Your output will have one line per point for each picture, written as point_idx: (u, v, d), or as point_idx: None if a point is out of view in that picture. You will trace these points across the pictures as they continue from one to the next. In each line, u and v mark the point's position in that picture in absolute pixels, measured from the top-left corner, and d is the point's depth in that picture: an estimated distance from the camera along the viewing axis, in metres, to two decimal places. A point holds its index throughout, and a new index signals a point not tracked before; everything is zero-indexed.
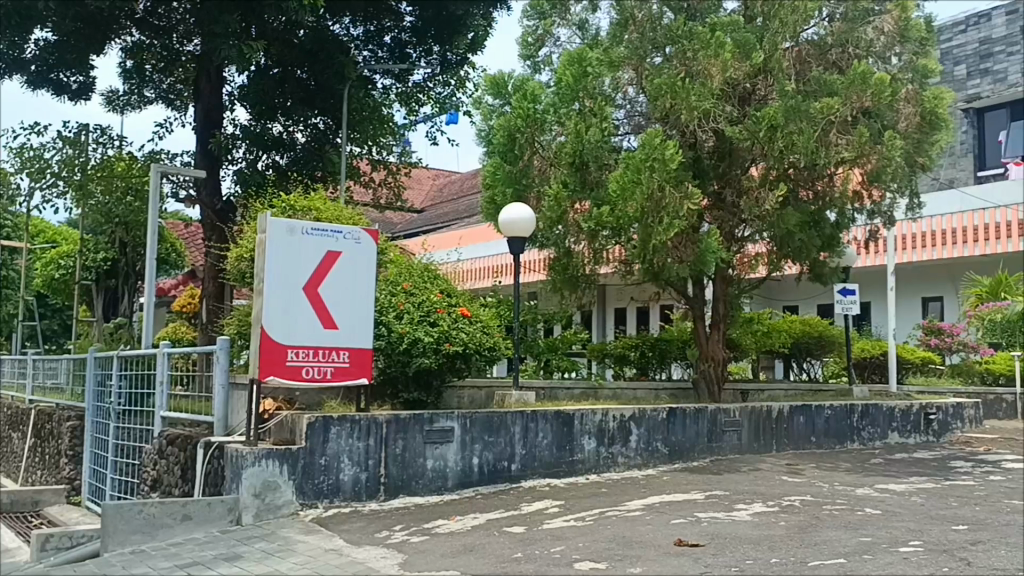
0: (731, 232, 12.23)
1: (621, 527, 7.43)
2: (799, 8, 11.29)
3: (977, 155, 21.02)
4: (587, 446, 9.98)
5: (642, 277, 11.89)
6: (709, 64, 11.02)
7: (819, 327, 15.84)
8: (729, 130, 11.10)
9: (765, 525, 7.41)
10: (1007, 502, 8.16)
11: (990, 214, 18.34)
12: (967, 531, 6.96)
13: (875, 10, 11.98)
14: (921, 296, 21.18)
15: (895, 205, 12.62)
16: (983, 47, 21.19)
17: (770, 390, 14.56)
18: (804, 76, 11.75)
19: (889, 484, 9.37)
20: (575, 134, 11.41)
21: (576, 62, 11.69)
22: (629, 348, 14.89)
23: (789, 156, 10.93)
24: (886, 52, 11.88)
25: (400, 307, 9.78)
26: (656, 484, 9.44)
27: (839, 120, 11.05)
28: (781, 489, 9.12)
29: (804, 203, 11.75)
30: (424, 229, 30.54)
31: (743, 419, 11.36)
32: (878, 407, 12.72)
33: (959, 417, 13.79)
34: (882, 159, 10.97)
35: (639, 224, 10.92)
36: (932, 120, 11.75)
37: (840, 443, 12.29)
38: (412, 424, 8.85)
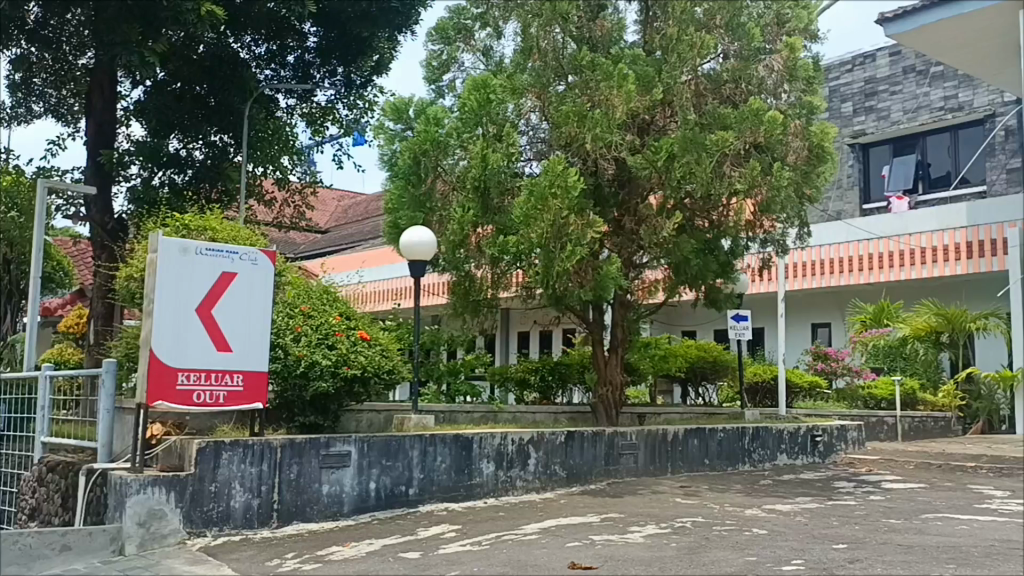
0: (630, 259, 12.55)
1: (516, 551, 7.46)
2: (697, 44, 11.68)
3: (862, 189, 22.16)
4: (485, 470, 10.01)
5: (545, 302, 12.04)
6: (611, 95, 11.28)
7: (714, 352, 16.28)
8: (630, 160, 11.38)
9: (657, 546, 7.56)
10: (884, 521, 8.54)
11: (873, 245, 19.32)
12: (846, 549, 7.25)
13: (767, 49, 12.39)
14: (810, 322, 22.05)
15: (785, 234, 13.06)
16: (869, 86, 22.17)
17: (666, 414, 14.85)
18: (701, 110, 12.00)
19: (776, 504, 9.70)
20: (480, 159, 11.46)
21: (480, 88, 11.73)
22: (530, 372, 14.99)
23: (685, 185, 11.31)
24: (777, 90, 12.21)
25: (297, 329, 9.70)
26: (553, 508, 9.51)
27: (732, 153, 11.46)
28: (674, 511, 9.31)
29: (700, 231, 12.13)
30: (325, 251, 30.24)
31: (640, 442, 11.58)
32: (768, 429, 13.11)
33: (844, 438, 14.33)
34: (772, 190, 11.42)
35: (541, 250, 11.06)
36: (818, 153, 12.23)
37: (731, 465, 12.63)
38: (307, 449, 8.71)
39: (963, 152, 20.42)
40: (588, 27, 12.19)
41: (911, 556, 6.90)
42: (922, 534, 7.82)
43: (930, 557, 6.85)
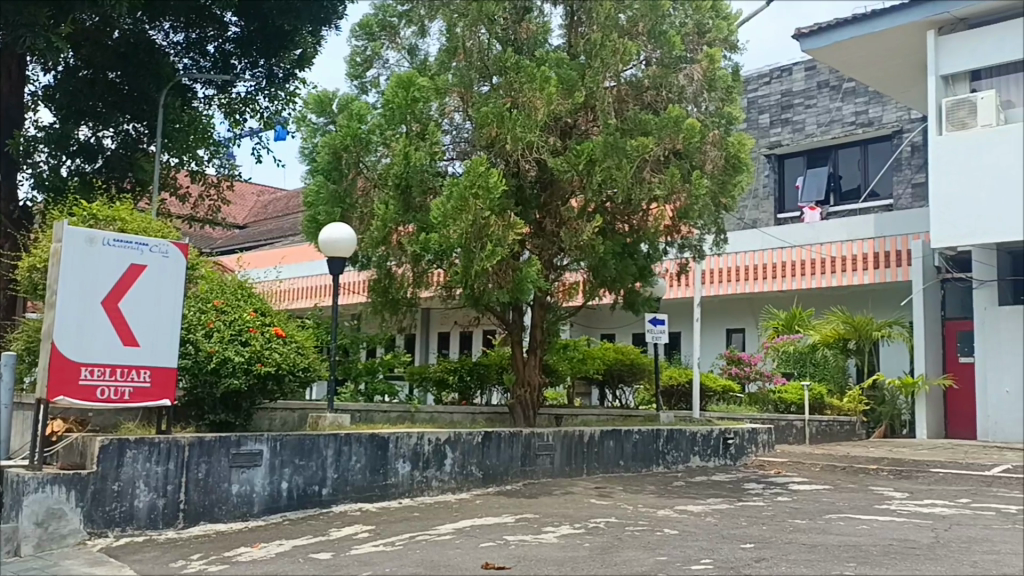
0: (551, 261, 12.60)
1: (429, 551, 7.41)
2: (620, 50, 11.81)
3: (777, 199, 22.67)
4: (401, 470, 9.92)
5: (464, 302, 12.01)
6: (534, 97, 11.34)
7: (630, 355, 16.51)
8: (551, 162, 11.45)
9: (570, 546, 7.60)
10: (790, 521, 8.79)
11: (787, 253, 19.89)
12: (753, 549, 7.42)
13: (687, 57, 12.59)
14: (725, 328, 22.53)
15: (703, 240, 13.26)
16: (785, 99, 22.78)
17: (582, 416, 15.04)
18: (623, 114, 12.16)
19: (688, 505, 9.87)
20: (402, 157, 11.37)
21: (405, 86, 11.60)
22: (448, 371, 14.95)
23: (605, 189, 11.43)
24: (696, 99, 12.52)
25: (209, 325, 9.43)
26: (469, 508, 9.49)
27: (652, 159, 11.63)
28: (587, 512, 9.40)
29: (620, 235, 12.26)
30: (240, 247, 29.61)
31: (556, 443, 11.65)
32: (682, 431, 13.32)
33: (754, 441, 14.64)
34: (691, 197, 11.57)
35: (461, 250, 11.02)
36: (734, 164, 12.47)
37: (646, 467, 12.80)
38: (217, 447, 8.50)
39: (873, 166, 21.26)
40: (513, 29, 12.20)
41: (814, 555, 7.10)
42: (825, 533, 8.06)
43: (832, 556, 7.06)
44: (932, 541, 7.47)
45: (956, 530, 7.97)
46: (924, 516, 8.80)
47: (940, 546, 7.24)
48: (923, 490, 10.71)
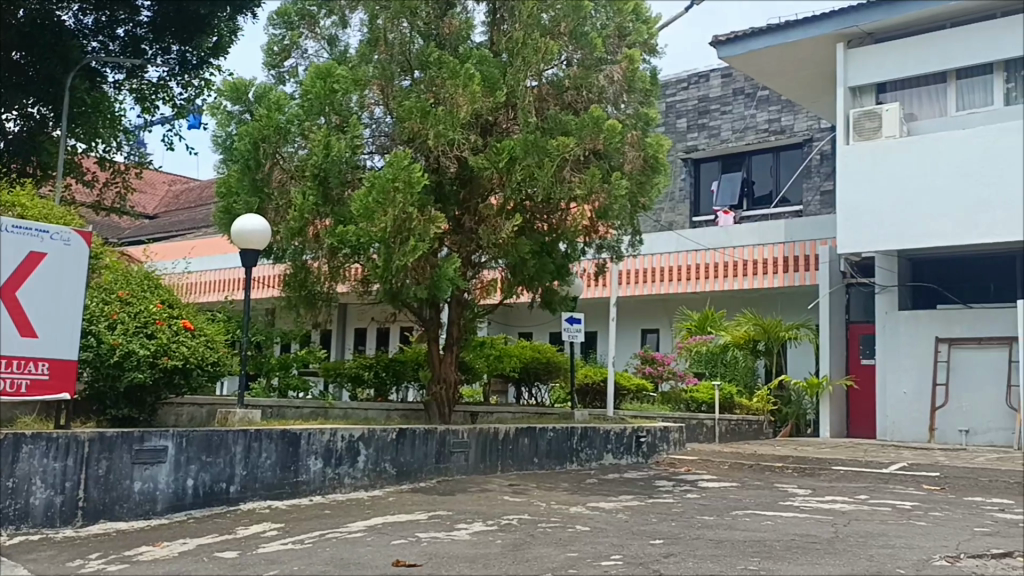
0: (468, 258, 12.62)
1: (340, 549, 7.31)
2: (542, 49, 11.86)
3: (692, 202, 23.01)
4: (312, 467, 9.75)
5: (380, 297, 11.89)
6: (456, 94, 11.28)
7: (547, 353, 16.60)
8: (471, 160, 11.42)
9: (481, 543, 7.59)
10: (698, 518, 8.97)
11: (701, 255, 20.29)
12: (661, 545, 7.54)
13: (608, 59, 12.69)
14: (639, 328, 22.87)
15: (620, 241, 13.41)
16: (702, 104, 23.15)
17: (498, 413, 14.98)
18: (543, 114, 12.20)
19: (600, 502, 9.98)
20: (322, 147, 11.11)
21: (323, 76, 11.42)
22: (363, 368, 14.79)
23: (525, 188, 11.48)
24: (616, 100, 12.65)
25: (113, 316, 9.12)
26: (382, 505, 9.40)
27: (572, 159, 11.68)
28: (501, 509, 9.41)
29: (539, 234, 12.29)
30: (148, 237, 28.70)
31: (471, 440, 11.63)
32: (595, 429, 13.43)
33: (666, 440, 14.85)
34: (609, 198, 11.75)
35: (380, 245, 10.87)
36: (653, 165, 12.64)
37: (559, 464, 12.86)
38: (119, 443, 8.21)
39: (784, 172, 21.91)
40: (436, 24, 12.09)
41: (719, 551, 7.26)
42: (731, 529, 8.26)
43: (737, 551, 7.23)
44: (832, 536, 7.73)
45: (855, 525, 8.25)
46: (826, 512, 9.08)
47: (839, 541, 7.49)
48: (825, 488, 11.07)
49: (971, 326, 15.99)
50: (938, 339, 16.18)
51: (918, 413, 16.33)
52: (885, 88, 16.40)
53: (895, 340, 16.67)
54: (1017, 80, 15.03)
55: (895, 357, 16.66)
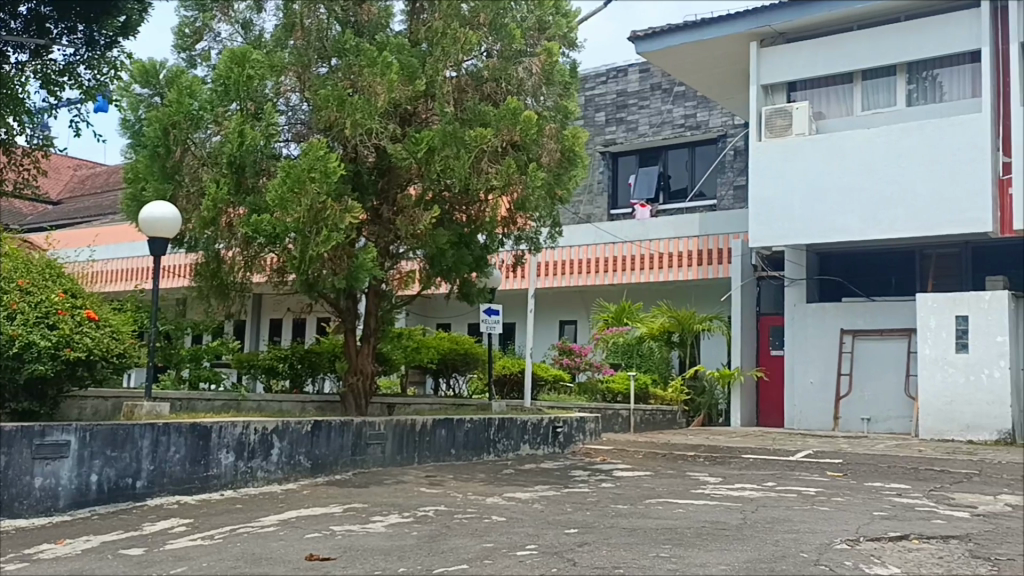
0: (387, 249, 12.46)
1: (251, 544, 7.17)
2: (462, 39, 11.80)
3: (610, 195, 23.24)
4: (224, 461, 9.55)
5: (296, 287, 11.67)
6: (373, 82, 11.15)
7: (465, 344, 16.54)
8: (389, 149, 11.33)
9: (397, 535, 7.56)
10: (613, 506, 9.10)
11: (618, 248, 20.48)
12: (576, 534, 7.63)
13: (527, 52, 12.71)
14: (558, 319, 23.05)
15: (538, 233, 13.43)
16: (620, 99, 23.51)
17: (415, 405, 15.01)
18: (462, 105, 12.15)
19: (516, 493, 10.03)
20: (236, 135, 10.81)
21: (237, 62, 11.08)
22: (278, 359, 14.52)
23: (443, 179, 11.43)
24: (535, 92, 12.54)
25: (11, 306, 8.74)
26: (295, 499, 9.26)
27: (490, 151, 11.65)
28: (417, 500, 9.37)
29: (457, 225, 12.22)
30: (52, 224, 27.65)
31: (387, 432, 11.54)
32: (513, 420, 13.47)
33: (582, 430, 15.00)
34: (527, 189, 11.71)
35: (296, 234, 10.69)
36: (569, 157, 12.72)
37: (477, 455, 12.88)
38: (18, 437, 7.92)
39: (699, 167, 22.31)
40: (354, 11, 11.99)
41: (632, 539, 7.38)
42: (644, 517, 8.41)
43: (649, 539, 7.37)
44: (740, 523, 7.95)
45: (762, 512, 8.50)
46: (735, 499, 9.32)
47: (747, 527, 7.72)
48: (735, 475, 11.37)
49: (873, 318, 16.67)
50: (843, 330, 16.81)
51: (824, 402, 16.93)
52: (795, 87, 16.93)
53: (803, 331, 17.18)
54: (917, 82, 15.75)
55: (802, 348, 17.19)
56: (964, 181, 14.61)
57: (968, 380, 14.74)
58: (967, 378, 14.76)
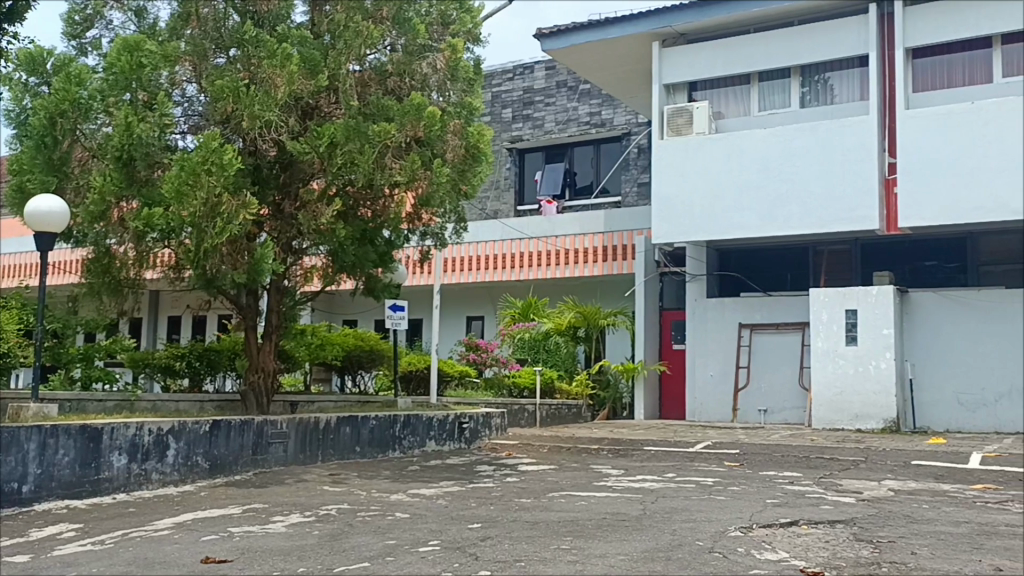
0: (288, 244, 12.22)
1: (143, 548, 6.96)
2: (364, 33, 11.70)
3: (517, 191, 23.41)
4: (116, 463, 9.23)
5: (192, 283, 11.35)
6: (273, 74, 10.91)
7: (370, 341, 16.47)
8: (290, 143, 11.12)
9: (297, 535, 7.44)
10: (516, 500, 9.17)
11: (524, 244, 20.80)
12: (479, 528, 7.65)
13: (431, 46, 12.66)
14: (464, 315, 23.05)
15: (445, 229, 13.40)
16: (526, 95, 23.57)
17: (319, 403, 14.79)
18: (365, 99, 12.02)
19: (420, 489, 10.01)
20: (124, 126, 10.45)
21: (129, 50, 10.75)
22: (174, 358, 14.12)
23: (346, 174, 11.30)
24: (438, 87, 12.55)
25: None
26: (192, 501, 9.01)
27: (394, 146, 11.57)
28: (319, 499, 9.25)
29: (361, 220, 12.06)
30: None
31: (290, 430, 11.36)
32: (418, 416, 13.39)
33: (488, 426, 14.91)
34: (431, 184, 11.72)
35: (191, 229, 10.41)
36: (473, 154, 12.51)
37: (381, 453, 12.75)
38: None
39: (604, 165, 22.67)
40: (252, 1, 11.63)
41: (534, 532, 7.44)
42: (547, 510, 8.49)
43: (551, 531, 7.44)
44: (640, 513, 8.11)
45: (661, 502, 8.69)
46: (636, 491, 9.50)
47: (646, 518, 7.88)
48: (636, 468, 11.59)
49: (770, 313, 17.22)
50: (741, 324, 17.34)
51: (723, 394, 17.42)
52: (696, 87, 17.41)
53: (704, 326, 17.72)
54: (810, 84, 16.37)
55: (703, 342, 17.72)
56: (853, 181, 15.23)
57: (857, 371, 15.38)
58: (856, 369, 15.39)
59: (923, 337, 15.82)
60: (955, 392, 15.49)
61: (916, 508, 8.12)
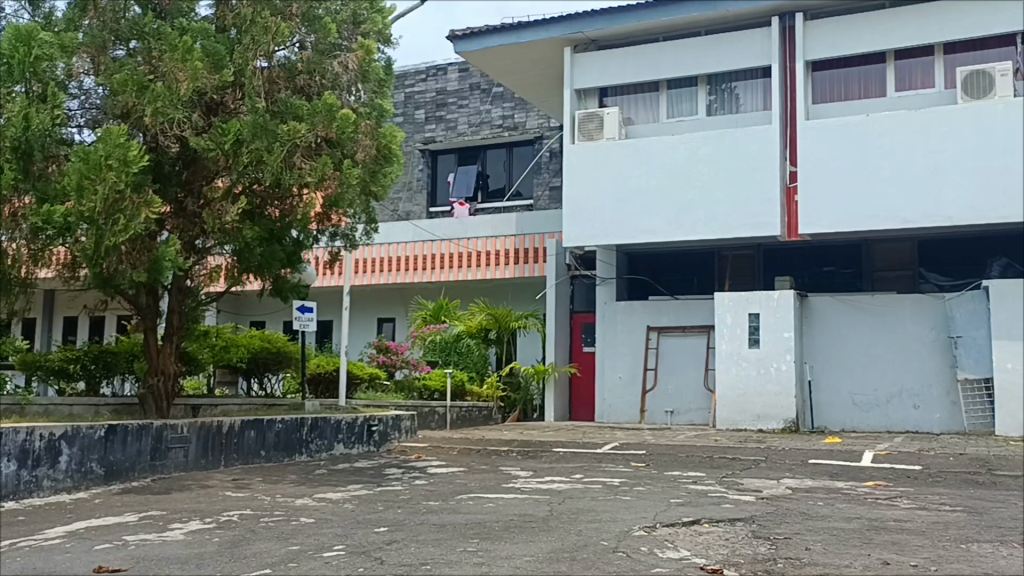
0: (191, 244, 11.89)
1: (31, 558, 6.66)
2: (272, 29, 11.40)
3: (429, 192, 23.32)
4: (4, 470, 8.83)
5: (88, 283, 10.91)
6: (176, 68, 10.60)
7: (276, 342, 16.14)
8: (194, 140, 10.82)
9: (196, 542, 7.24)
10: (424, 503, 9.12)
11: (435, 246, 20.70)
12: (385, 532, 7.58)
13: (341, 46, 12.50)
14: (375, 317, 22.84)
15: (354, 229, 13.25)
16: (439, 97, 23.50)
17: (222, 406, 14.45)
18: (273, 97, 11.77)
19: (326, 493, 9.86)
20: (20, 118, 10.02)
21: (23, 41, 10.21)
22: (68, 360, 13.60)
23: (253, 172, 11.06)
24: (349, 87, 12.38)
25: None
26: (86, 509, 8.67)
27: (303, 145, 11.37)
28: (221, 505, 9.02)
29: (269, 220, 11.79)
30: None
31: (191, 435, 11.05)
32: (326, 419, 13.19)
33: (397, 428, 14.77)
34: (341, 185, 11.48)
35: (88, 226, 10.02)
36: (385, 155, 12.43)
37: (288, 456, 12.53)
38: None
39: (516, 168, 22.74)
40: None
41: (441, 535, 7.41)
42: (454, 513, 8.47)
43: (457, 534, 7.42)
44: (547, 514, 8.17)
45: (568, 503, 8.77)
46: (543, 492, 9.57)
47: (553, 518, 7.94)
48: (545, 469, 11.66)
49: (676, 316, 17.58)
50: (649, 327, 17.66)
51: (631, 396, 17.69)
52: (607, 93, 17.67)
53: (612, 329, 17.97)
54: (717, 93, 16.80)
55: (612, 344, 17.95)
56: (755, 188, 15.69)
57: (759, 373, 15.82)
58: (758, 371, 15.84)
59: (822, 340, 16.37)
60: (850, 393, 16.09)
61: (812, 505, 8.40)
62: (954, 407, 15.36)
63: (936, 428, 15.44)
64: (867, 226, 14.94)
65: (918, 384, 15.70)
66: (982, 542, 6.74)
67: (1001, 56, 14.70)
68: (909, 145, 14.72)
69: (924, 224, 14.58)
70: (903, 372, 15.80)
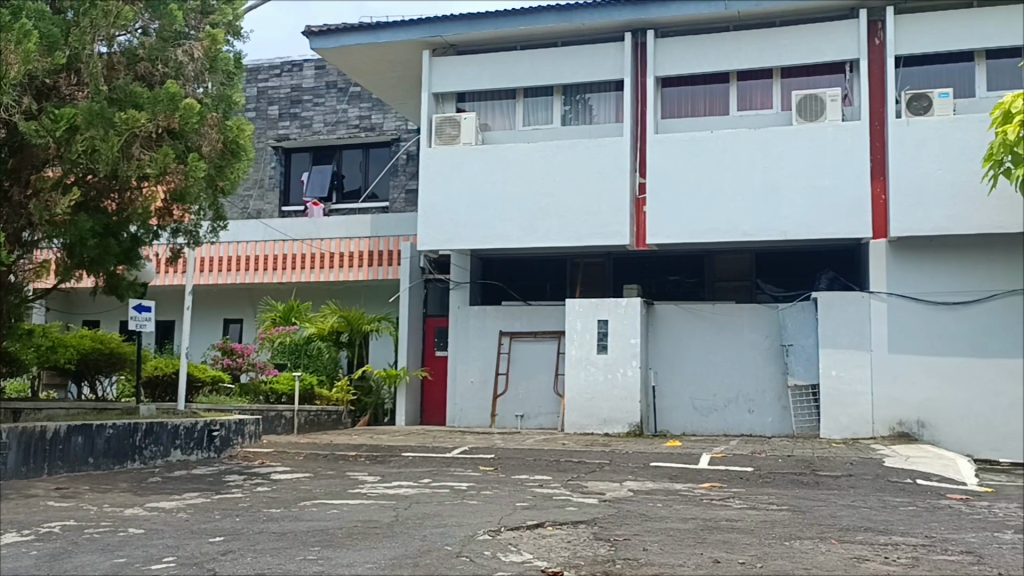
0: (17, 236, 11.22)
1: None
2: (114, 12, 10.80)
3: (282, 191, 22.67)
4: None
5: None
6: (5, 49, 9.82)
7: (110, 343, 15.12)
8: (22, 125, 10.18)
9: (11, 556, 6.74)
10: (265, 511, 8.82)
11: (286, 246, 20.17)
12: (221, 542, 7.29)
13: (188, 34, 11.99)
14: (220, 317, 22.02)
15: (198, 226, 12.66)
16: (294, 94, 22.99)
17: (47, 410, 13.46)
18: (112, 82, 11.16)
19: (160, 502, 9.37)
20: None
21: None
22: None
23: (87, 161, 10.46)
24: (195, 79, 11.81)
25: None
26: None
27: (143, 135, 10.76)
28: (40, 516, 8.43)
29: (104, 214, 11.20)
30: None
31: (10, 441, 10.34)
32: (162, 424, 12.59)
33: (241, 433, 14.23)
34: (185, 179, 10.94)
35: None
36: (231, 149, 11.81)
37: (118, 464, 11.85)
38: None
39: (373, 170, 22.43)
40: None
41: (280, 543, 7.19)
42: (296, 520, 8.24)
43: (298, 542, 7.22)
44: (391, 520, 8.06)
45: (413, 509, 8.69)
46: (389, 497, 9.45)
47: (397, 524, 7.85)
48: (392, 474, 11.52)
49: (528, 321, 17.76)
50: (501, 332, 17.77)
51: (482, 400, 17.76)
52: (464, 98, 17.68)
53: (465, 333, 17.98)
54: (571, 103, 17.15)
55: (465, 348, 17.95)
56: (606, 198, 16.10)
57: (606, 378, 16.22)
58: (606, 375, 16.23)
59: (666, 346, 16.98)
60: (691, 397, 16.74)
61: (650, 507, 8.65)
62: (784, 410, 16.26)
63: (769, 431, 16.28)
64: (709, 237, 15.61)
65: (752, 390, 16.51)
66: (803, 539, 7.13)
67: (831, 82, 15.78)
68: (749, 161, 15.48)
69: (762, 237, 15.39)
70: (739, 378, 16.58)
